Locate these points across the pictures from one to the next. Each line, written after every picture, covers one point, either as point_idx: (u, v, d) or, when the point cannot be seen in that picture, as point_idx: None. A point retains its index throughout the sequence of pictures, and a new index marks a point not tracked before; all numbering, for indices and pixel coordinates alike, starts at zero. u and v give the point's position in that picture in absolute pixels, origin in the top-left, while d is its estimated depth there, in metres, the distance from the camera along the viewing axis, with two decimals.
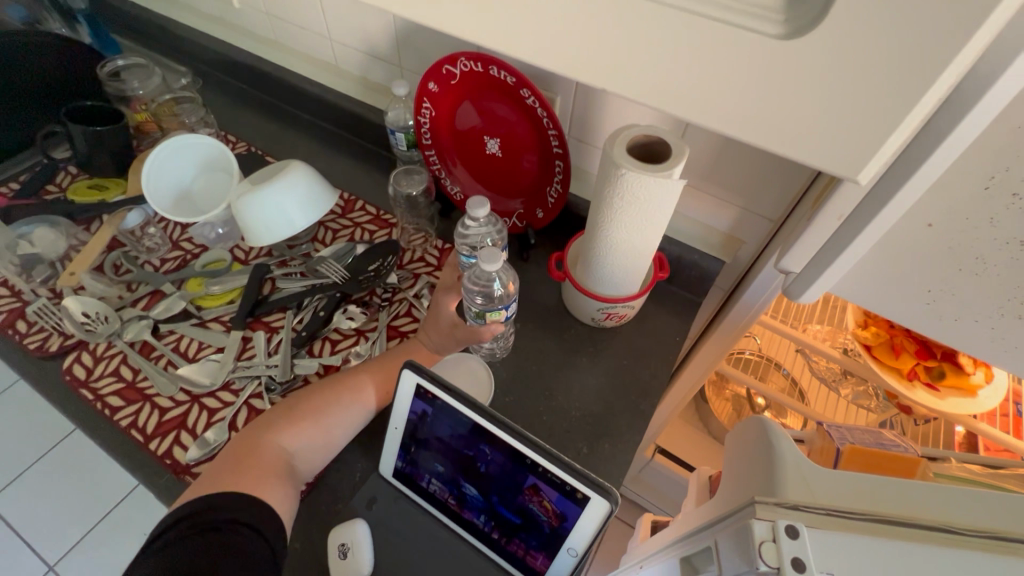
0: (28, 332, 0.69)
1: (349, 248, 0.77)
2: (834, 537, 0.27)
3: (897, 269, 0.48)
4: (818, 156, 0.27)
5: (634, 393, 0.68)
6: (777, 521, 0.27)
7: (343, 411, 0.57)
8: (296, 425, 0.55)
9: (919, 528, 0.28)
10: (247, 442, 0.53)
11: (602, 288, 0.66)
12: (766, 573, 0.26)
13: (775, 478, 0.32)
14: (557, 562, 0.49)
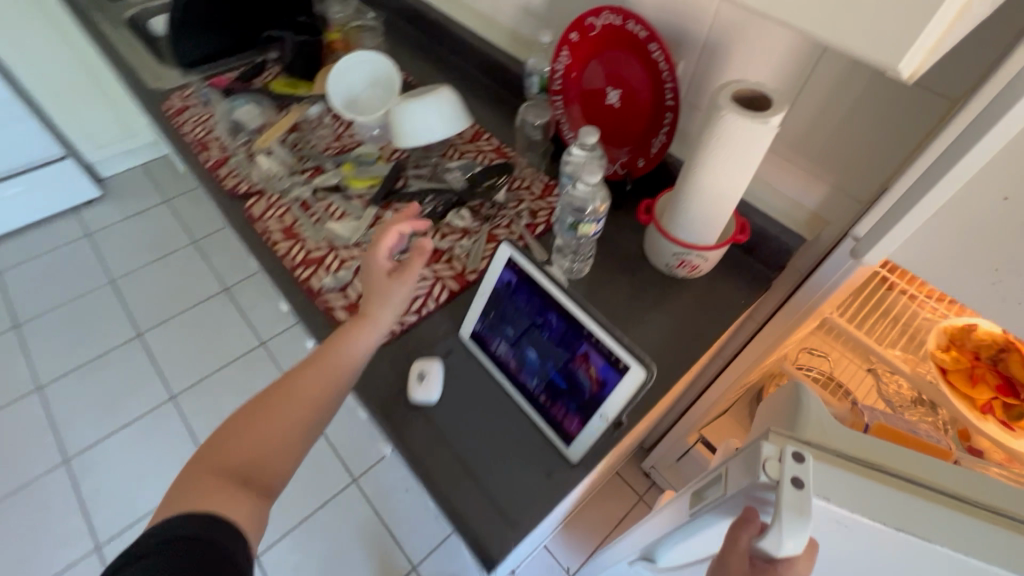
0: (226, 176, 0.90)
1: (472, 166, 0.91)
2: (839, 471, 0.35)
3: (968, 244, 0.51)
4: (869, 49, 0.35)
5: (688, 336, 0.76)
6: (787, 446, 0.36)
7: (301, 411, 0.59)
8: (258, 433, 0.56)
9: (918, 485, 0.36)
10: (201, 466, 0.54)
11: (682, 235, 0.74)
12: (767, 481, 0.35)
13: (799, 424, 0.43)
14: (589, 425, 0.58)
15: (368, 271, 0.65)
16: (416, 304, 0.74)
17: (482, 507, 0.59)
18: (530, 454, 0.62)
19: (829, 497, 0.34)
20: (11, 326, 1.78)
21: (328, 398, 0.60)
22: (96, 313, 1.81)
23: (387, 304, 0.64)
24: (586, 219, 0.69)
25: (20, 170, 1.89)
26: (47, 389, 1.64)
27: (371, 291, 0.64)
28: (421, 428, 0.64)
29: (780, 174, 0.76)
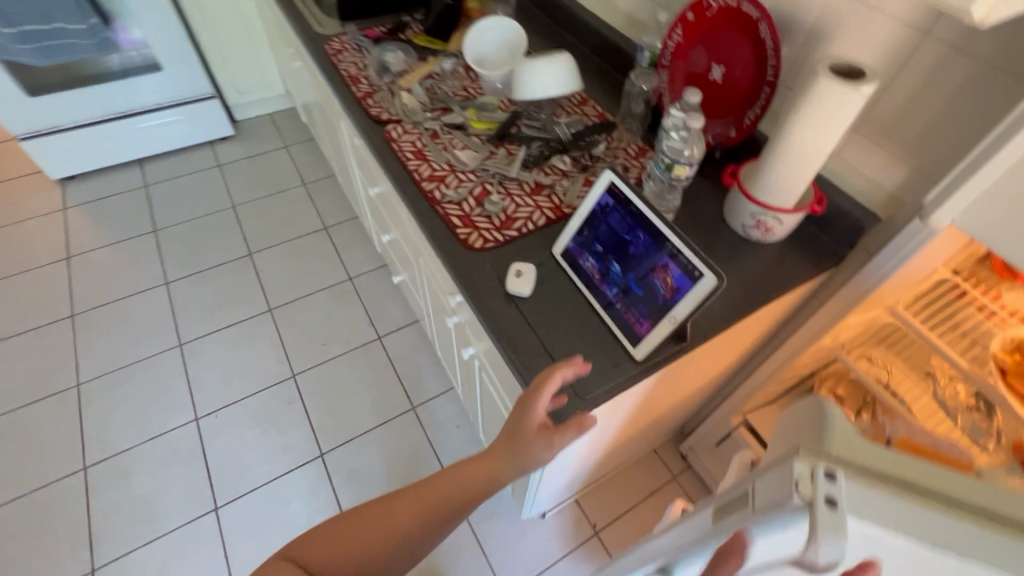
0: (372, 105, 1.07)
1: (578, 124, 1.03)
2: (869, 497, 0.31)
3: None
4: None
5: (755, 290, 0.84)
6: (817, 465, 0.32)
7: (427, 503, 0.62)
8: (375, 532, 0.59)
9: (961, 508, 0.32)
10: (313, 551, 0.57)
11: (763, 195, 0.82)
12: (797, 507, 0.31)
13: (822, 434, 0.36)
14: (658, 327, 0.69)
15: (517, 426, 0.64)
16: (519, 224, 0.87)
17: None
18: (601, 350, 0.73)
19: (863, 524, 0.30)
20: (151, 230, 2.09)
21: (438, 518, 0.62)
22: (218, 231, 2.09)
23: (518, 461, 0.64)
24: (681, 162, 0.79)
25: (178, 102, 2.23)
26: (172, 285, 1.92)
27: (515, 441, 0.64)
28: (513, 314, 0.77)
29: (864, 155, 0.83)
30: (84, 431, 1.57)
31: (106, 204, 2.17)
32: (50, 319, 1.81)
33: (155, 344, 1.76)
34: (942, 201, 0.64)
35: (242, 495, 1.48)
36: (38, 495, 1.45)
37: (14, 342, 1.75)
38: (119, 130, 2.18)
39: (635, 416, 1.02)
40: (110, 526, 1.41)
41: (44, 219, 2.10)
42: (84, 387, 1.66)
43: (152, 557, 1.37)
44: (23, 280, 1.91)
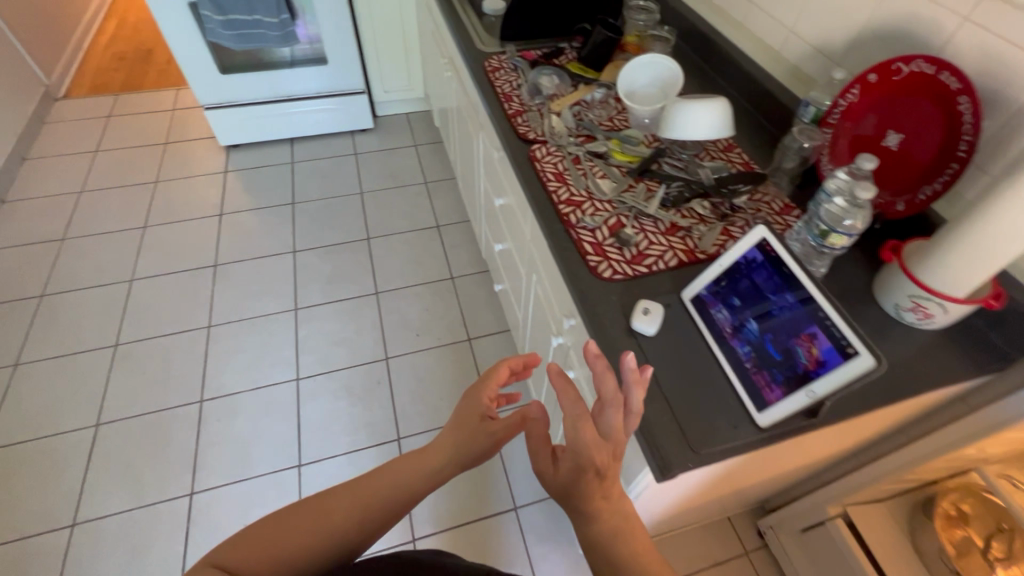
0: (521, 123, 1.12)
1: (723, 170, 1.01)
2: None
3: None
4: None
5: (901, 377, 0.77)
6: None
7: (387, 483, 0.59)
8: (305, 532, 0.52)
9: None
10: (230, 556, 0.48)
11: (929, 278, 0.75)
12: None
13: None
14: (792, 397, 0.65)
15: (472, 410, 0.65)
16: (650, 261, 0.87)
17: (671, 427, 0.69)
18: (721, 406, 0.71)
19: None
20: (290, 202, 2.33)
21: (379, 519, 0.56)
22: (346, 213, 2.29)
23: (461, 453, 0.63)
24: (838, 231, 0.74)
25: (334, 93, 2.48)
26: (298, 254, 2.12)
27: (457, 431, 0.64)
28: (634, 350, 0.76)
29: None
30: (206, 368, 1.77)
31: (258, 173, 2.45)
32: (198, 264, 2.07)
33: (276, 304, 1.95)
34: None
35: (323, 458, 1.59)
36: (161, 415, 1.66)
37: (168, 279, 2.02)
38: (282, 111, 2.46)
39: (730, 480, 0.96)
40: (211, 457, 1.57)
41: (209, 178, 2.42)
42: (213, 329, 1.87)
43: (240, 495, 1.51)
44: (184, 227, 2.20)
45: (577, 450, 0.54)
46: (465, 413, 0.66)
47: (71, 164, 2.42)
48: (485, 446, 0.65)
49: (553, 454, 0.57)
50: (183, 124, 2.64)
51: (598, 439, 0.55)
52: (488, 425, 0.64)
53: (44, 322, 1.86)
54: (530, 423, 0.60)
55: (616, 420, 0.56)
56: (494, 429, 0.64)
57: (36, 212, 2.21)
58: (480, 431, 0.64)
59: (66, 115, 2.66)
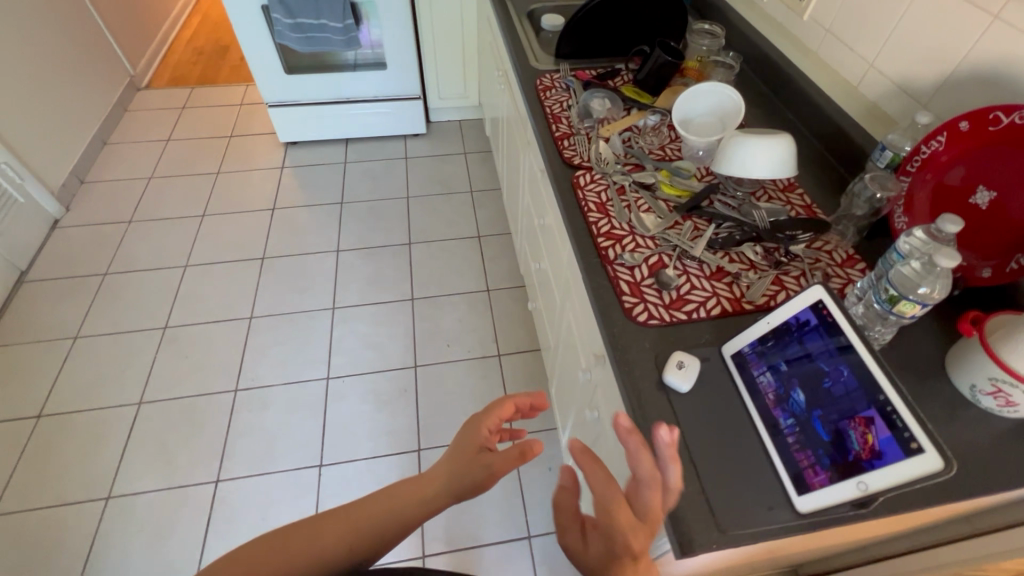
0: (567, 146, 1.08)
1: (780, 212, 0.94)
2: None
3: None
4: None
5: (973, 470, 0.67)
6: None
7: (379, 511, 0.57)
8: (297, 546, 0.52)
9: None
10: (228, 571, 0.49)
11: (1016, 362, 0.66)
12: None
13: None
14: (839, 485, 0.58)
15: (471, 440, 0.63)
16: (690, 308, 0.81)
17: (698, 500, 0.63)
18: (756, 482, 0.64)
19: None
20: (339, 202, 2.38)
21: (370, 542, 0.55)
22: (391, 216, 2.32)
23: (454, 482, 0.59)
24: (910, 298, 0.66)
25: (391, 98, 2.52)
26: (341, 254, 2.16)
27: (452, 462, 0.62)
28: (663, 407, 0.71)
29: None
30: (244, 358, 1.82)
31: (312, 170, 2.53)
32: (248, 255, 2.15)
33: (315, 302, 1.99)
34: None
35: (344, 461, 1.60)
36: (198, 400, 1.72)
37: (219, 267, 2.11)
38: (340, 112, 2.53)
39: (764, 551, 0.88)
40: (239, 447, 1.61)
41: (266, 172, 2.51)
42: (255, 321, 1.93)
43: (259, 489, 1.54)
44: (238, 218, 2.29)
45: (608, 530, 0.49)
46: (463, 443, 0.64)
47: (146, 151, 2.57)
48: (480, 478, 0.60)
49: (582, 531, 0.50)
50: (248, 119, 2.77)
51: (634, 521, 0.50)
52: (484, 457, 0.60)
53: (104, 299, 1.98)
54: (558, 493, 0.51)
55: (654, 501, 0.52)
56: (487, 458, 0.60)
57: (110, 194, 2.36)
58: (475, 462, 0.60)
59: (146, 104, 2.84)
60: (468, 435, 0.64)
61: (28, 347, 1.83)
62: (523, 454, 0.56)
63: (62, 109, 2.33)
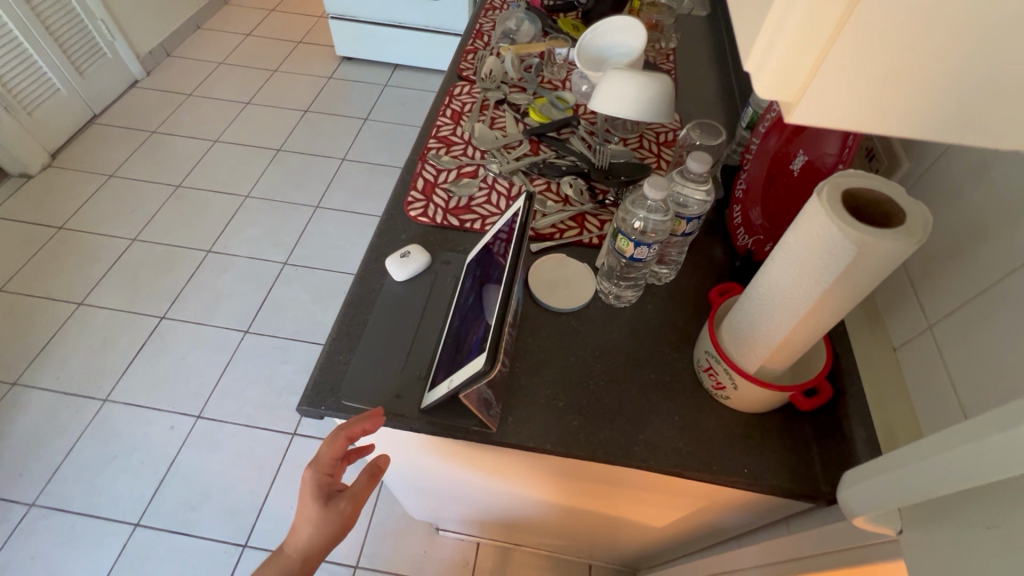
0: (467, 59, 1.06)
1: (629, 158, 0.86)
2: None
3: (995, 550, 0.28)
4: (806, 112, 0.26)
5: (646, 438, 0.59)
6: None
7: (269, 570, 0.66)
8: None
9: None
10: None
11: (724, 334, 0.57)
12: None
13: None
14: (441, 386, 0.55)
15: (325, 486, 0.64)
16: (468, 217, 0.78)
17: (338, 368, 0.62)
18: (405, 373, 0.62)
19: None
20: (363, 117, 2.49)
21: None
22: (403, 141, 2.39)
23: (329, 531, 0.64)
24: (625, 235, 0.58)
25: (439, 31, 2.55)
26: (344, 163, 2.28)
27: (310, 511, 0.63)
28: (372, 288, 0.70)
29: (922, 367, 0.50)
30: (227, 228, 2.02)
31: (354, 86, 2.65)
32: (267, 145, 2.34)
33: (305, 197, 2.14)
34: (871, 477, 0.38)
35: (266, 335, 1.73)
36: (176, 250, 1.94)
37: (241, 149, 2.32)
38: (390, 36, 2.61)
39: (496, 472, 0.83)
40: (190, 297, 1.81)
41: (315, 78, 2.68)
42: (248, 200, 2.12)
43: (191, 334, 1.72)
44: (273, 112, 2.49)
45: None
46: (313, 487, 0.64)
47: (226, 40, 2.87)
48: (344, 518, 0.65)
49: None
50: (320, 31, 2.96)
51: None
52: (337, 506, 0.64)
53: (143, 151, 2.28)
54: None
55: None
56: (344, 502, 0.65)
57: (182, 70, 2.67)
58: (332, 514, 0.64)
59: (244, 2, 3.14)
60: (318, 477, 0.64)
61: (73, 173, 2.16)
62: (375, 480, 0.67)
63: None
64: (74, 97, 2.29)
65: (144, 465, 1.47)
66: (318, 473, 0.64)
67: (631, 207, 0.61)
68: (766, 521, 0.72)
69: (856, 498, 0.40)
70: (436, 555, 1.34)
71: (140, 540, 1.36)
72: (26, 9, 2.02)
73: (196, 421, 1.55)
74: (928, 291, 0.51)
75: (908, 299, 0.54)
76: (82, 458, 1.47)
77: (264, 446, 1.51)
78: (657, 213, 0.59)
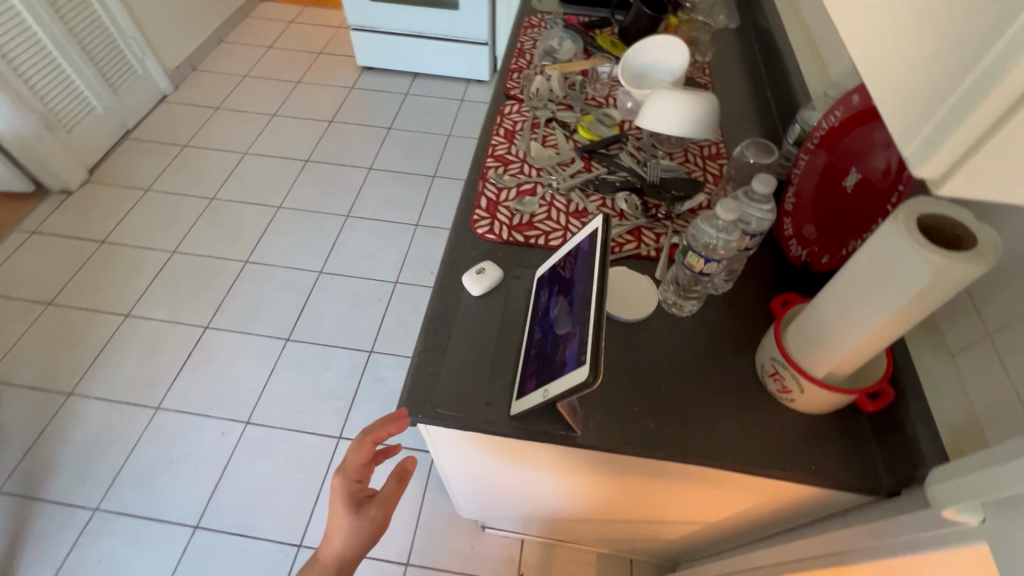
0: (513, 78, 1.11)
1: (679, 174, 0.91)
2: None
3: None
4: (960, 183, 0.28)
5: (719, 439, 0.64)
6: None
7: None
8: None
9: None
10: None
11: (791, 342, 0.62)
12: None
13: None
14: (534, 394, 0.60)
15: (354, 493, 0.69)
16: (532, 233, 0.83)
17: (427, 379, 0.68)
18: (490, 384, 0.67)
19: None
20: (388, 126, 2.54)
21: None
22: (427, 150, 2.44)
23: (360, 538, 0.67)
24: (697, 251, 0.63)
25: (459, 40, 2.59)
26: (372, 172, 2.33)
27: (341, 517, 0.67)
28: (450, 302, 0.75)
29: (980, 369, 0.55)
30: (261, 239, 2.08)
31: (377, 95, 2.71)
32: (296, 156, 2.40)
33: (335, 207, 2.19)
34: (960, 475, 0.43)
35: (307, 342, 1.79)
36: (214, 261, 2.00)
37: (271, 161, 2.38)
38: (411, 46, 2.66)
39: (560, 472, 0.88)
40: (231, 307, 1.87)
41: (338, 89, 2.74)
42: (281, 211, 2.18)
43: (235, 343, 1.79)
44: (300, 124, 2.55)
45: None
46: (343, 493, 0.68)
47: (249, 53, 2.93)
48: (373, 523, 0.68)
49: None
50: (340, 42, 3.02)
51: None
52: (366, 510, 0.68)
53: (176, 165, 2.34)
54: None
55: None
56: (373, 507, 0.68)
57: (209, 84, 2.74)
58: (363, 519, 0.67)
59: (264, 14, 3.21)
60: (346, 485, 0.68)
61: (111, 188, 2.24)
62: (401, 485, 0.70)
63: (188, 3, 2.72)
64: (109, 114, 2.36)
65: (199, 470, 1.53)
66: (346, 480, 0.69)
67: (699, 225, 0.66)
68: (820, 514, 0.77)
69: (943, 493, 0.45)
70: (482, 552, 1.40)
71: (199, 542, 1.42)
72: (61, 28, 2.08)
73: (246, 427, 1.61)
74: (986, 302, 0.56)
75: (965, 310, 0.59)
76: (139, 463, 1.54)
77: (311, 449, 1.58)
78: (726, 231, 0.64)
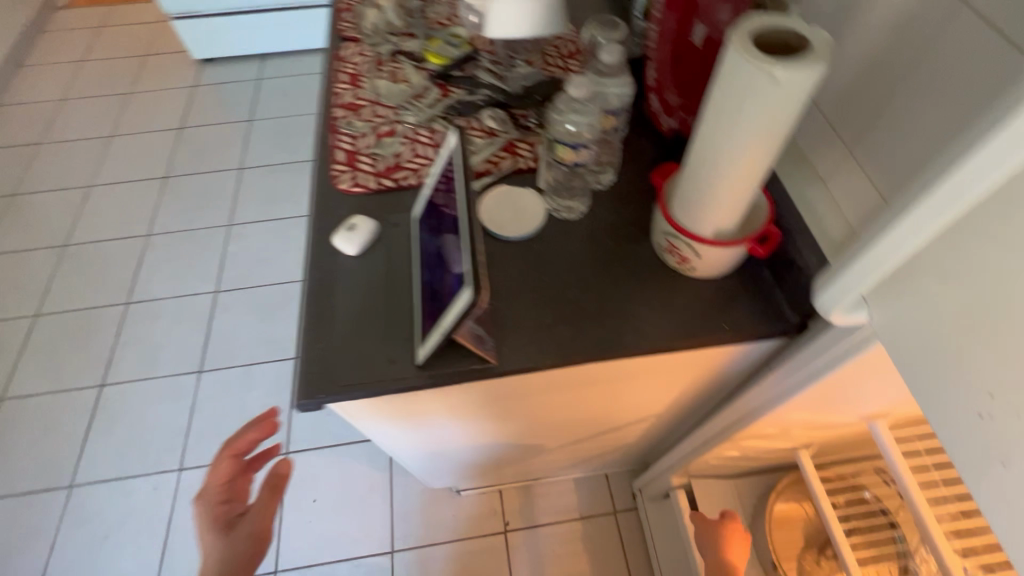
0: (344, 19, 0.99)
1: (540, 77, 0.86)
2: None
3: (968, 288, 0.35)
4: None
5: (636, 326, 0.63)
6: None
7: None
8: None
9: None
10: None
11: (676, 210, 0.60)
12: None
13: None
14: (433, 334, 0.55)
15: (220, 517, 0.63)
16: (401, 175, 0.76)
17: (320, 356, 0.61)
18: (391, 342, 0.62)
19: None
20: (247, 119, 2.30)
21: None
22: (299, 133, 2.24)
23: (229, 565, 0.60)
24: (563, 142, 0.59)
25: (298, 5, 2.34)
26: (243, 171, 2.11)
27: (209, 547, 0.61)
28: (328, 269, 0.67)
29: (842, 174, 0.59)
30: (137, 274, 1.85)
31: (225, 88, 2.42)
32: (151, 175, 2.12)
33: (213, 218, 1.98)
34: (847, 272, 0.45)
35: (223, 368, 1.64)
36: (89, 313, 1.76)
37: (123, 188, 2.09)
38: (247, 24, 2.38)
39: (503, 413, 0.85)
40: (125, 356, 1.67)
41: (179, 90, 2.43)
42: (152, 239, 1.94)
43: (140, 393, 1.60)
44: (145, 139, 2.25)
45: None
46: (208, 521, 0.63)
47: (59, 73, 2.52)
48: (245, 544, 0.62)
49: None
50: (165, 37, 2.66)
51: None
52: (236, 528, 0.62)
53: (9, 219, 2.01)
54: None
55: None
56: (241, 524, 0.62)
57: (20, 119, 2.34)
58: (231, 537, 0.62)
59: (63, 25, 2.75)
60: (211, 511, 0.64)
61: None
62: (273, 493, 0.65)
63: None
64: None
65: (140, 535, 1.39)
66: (211, 505, 0.64)
67: (559, 115, 0.62)
68: (750, 371, 0.79)
69: (836, 298, 0.47)
70: (465, 515, 1.38)
71: None
72: None
73: (180, 475, 1.47)
74: (833, 113, 0.59)
75: (818, 127, 0.62)
76: (69, 551, 1.37)
77: None
78: (589, 113, 0.60)
